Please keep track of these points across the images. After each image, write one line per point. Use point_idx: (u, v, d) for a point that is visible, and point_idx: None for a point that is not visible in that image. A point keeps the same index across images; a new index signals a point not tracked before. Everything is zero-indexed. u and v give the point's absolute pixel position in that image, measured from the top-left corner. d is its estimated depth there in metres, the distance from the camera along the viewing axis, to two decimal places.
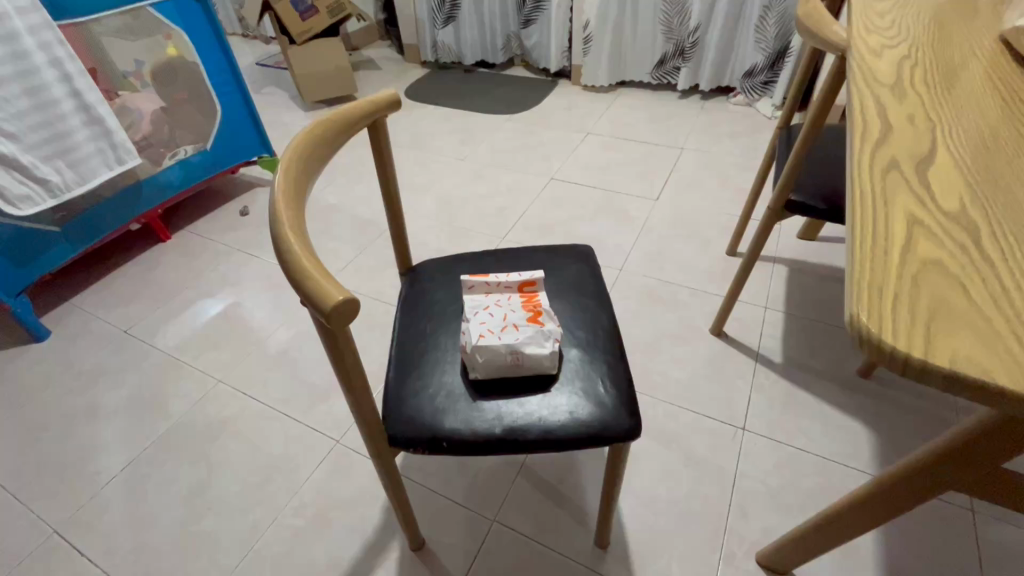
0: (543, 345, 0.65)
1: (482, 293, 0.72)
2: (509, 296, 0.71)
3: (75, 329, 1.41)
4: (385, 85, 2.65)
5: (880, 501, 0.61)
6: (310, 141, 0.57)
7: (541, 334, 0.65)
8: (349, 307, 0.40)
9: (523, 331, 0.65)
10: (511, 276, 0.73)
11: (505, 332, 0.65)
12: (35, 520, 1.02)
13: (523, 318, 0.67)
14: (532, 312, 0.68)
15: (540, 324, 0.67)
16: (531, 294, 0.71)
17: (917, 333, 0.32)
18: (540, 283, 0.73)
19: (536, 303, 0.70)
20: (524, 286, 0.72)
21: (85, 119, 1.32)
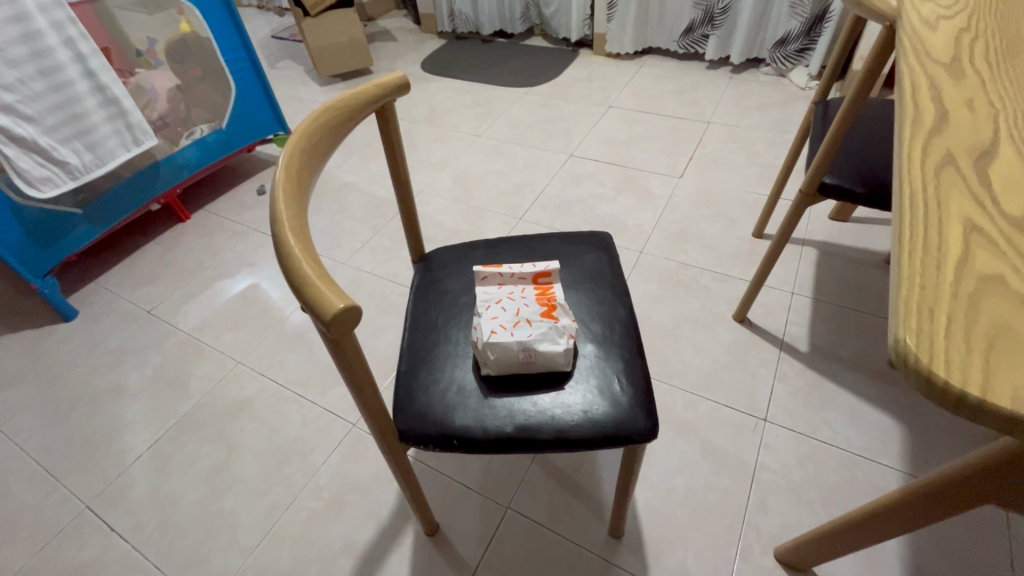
0: (557, 342, 0.63)
1: (494, 284, 0.69)
2: (523, 288, 0.69)
3: (100, 309, 1.44)
4: (401, 57, 2.59)
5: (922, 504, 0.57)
6: (314, 131, 0.54)
7: (555, 330, 0.63)
8: (350, 314, 0.38)
9: (536, 328, 0.63)
10: (525, 267, 0.70)
11: (516, 328, 0.63)
12: (67, 496, 1.06)
13: (536, 313, 0.65)
14: (546, 306, 0.66)
15: (554, 320, 0.64)
16: (546, 286, 0.68)
17: (974, 365, 0.28)
18: (555, 275, 0.69)
19: (551, 296, 0.67)
20: (540, 277, 0.69)
21: (101, 100, 1.32)
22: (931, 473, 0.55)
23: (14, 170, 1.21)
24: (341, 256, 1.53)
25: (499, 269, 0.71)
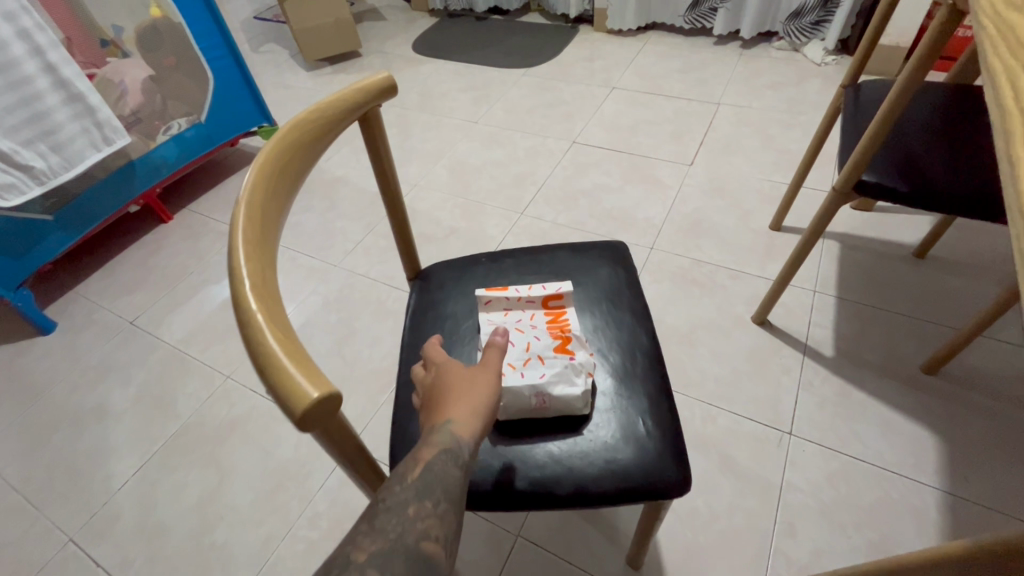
0: (573, 383, 0.56)
1: (502, 314, 0.63)
2: (534, 318, 0.62)
3: (80, 321, 1.36)
4: (391, 37, 2.45)
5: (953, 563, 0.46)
6: (282, 154, 0.45)
7: (572, 369, 0.56)
8: (329, 403, 0.31)
9: (549, 365, 0.56)
10: (533, 290, 0.63)
11: (527, 367, 0.56)
12: (50, 528, 1.00)
13: (548, 348, 0.58)
14: (561, 339, 0.59)
15: (570, 356, 0.57)
16: (559, 316, 0.62)
17: None
18: (569, 303, 0.63)
19: (566, 328, 0.61)
20: (552, 306, 0.63)
21: (65, 96, 1.21)
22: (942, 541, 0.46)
23: None
24: (333, 258, 1.44)
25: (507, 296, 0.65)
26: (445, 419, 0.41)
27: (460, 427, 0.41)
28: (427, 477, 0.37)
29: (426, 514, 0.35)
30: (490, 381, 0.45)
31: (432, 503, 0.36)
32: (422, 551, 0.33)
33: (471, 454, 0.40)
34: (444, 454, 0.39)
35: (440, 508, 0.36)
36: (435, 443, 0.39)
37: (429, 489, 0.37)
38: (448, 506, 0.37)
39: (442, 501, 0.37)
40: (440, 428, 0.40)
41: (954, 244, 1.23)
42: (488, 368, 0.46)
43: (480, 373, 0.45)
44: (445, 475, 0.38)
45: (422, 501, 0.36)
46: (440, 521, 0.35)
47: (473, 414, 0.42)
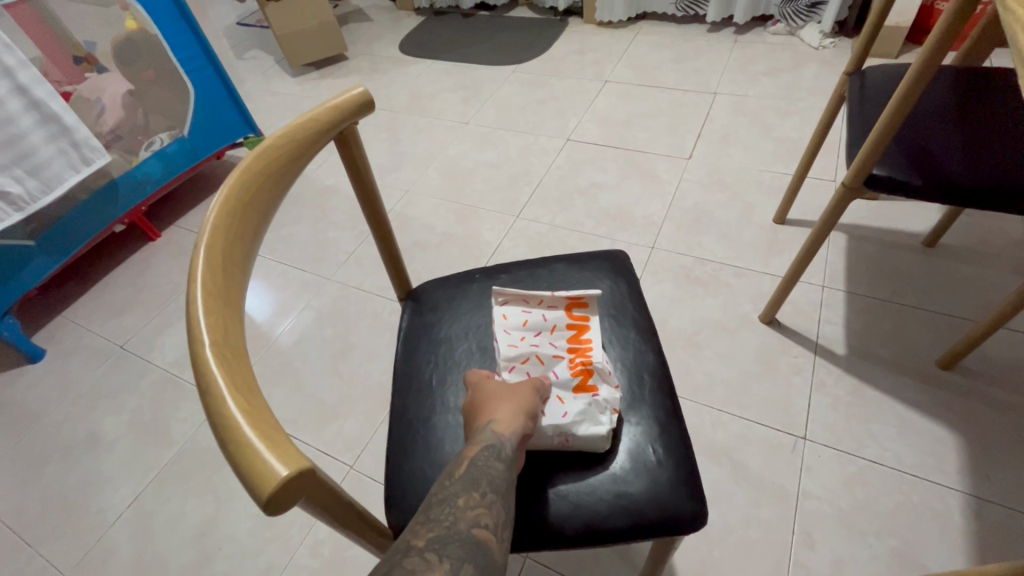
0: (598, 426, 0.53)
1: (519, 334, 0.58)
2: (554, 343, 0.58)
3: (69, 346, 1.33)
4: (377, 38, 2.40)
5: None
6: (247, 188, 0.42)
7: (596, 408, 0.53)
8: (299, 481, 0.27)
9: (572, 405, 0.53)
10: (557, 294, 0.60)
11: (550, 406, 0.53)
12: (44, 565, 0.97)
13: (569, 387, 0.55)
14: (583, 375, 0.56)
15: (594, 397, 0.54)
16: (582, 343, 0.58)
17: None
18: (592, 326, 0.60)
19: (588, 357, 0.57)
20: (574, 328, 0.59)
21: (38, 117, 1.17)
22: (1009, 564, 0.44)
23: None
24: (325, 270, 1.40)
25: (524, 308, 0.60)
26: (489, 425, 0.46)
27: (501, 431, 0.45)
28: (474, 470, 0.39)
29: (479, 499, 0.36)
30: (529, 402, 0.50)
31: (482, 491, 0.37)
32: (478, 532, 0.33)
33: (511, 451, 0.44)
34: (489, 452, 0.42)
35: (491, 494, 0.38)
36: (480, 441, 0.43)
37: (478, 480, 0.39)
38: (497, 495, 0.38)
39: (492, 491, 0.38)
40: (484, 429, 0.45)
41: (965, 230, 1.19)
42: (526, 388, 0.52)
43: (519, 392, 0.51)
44: (490, 467, 0.40)
45: (473, 488, 0.37)
46: (490, 507, 0.36)
47: (512, 423, 0.47)
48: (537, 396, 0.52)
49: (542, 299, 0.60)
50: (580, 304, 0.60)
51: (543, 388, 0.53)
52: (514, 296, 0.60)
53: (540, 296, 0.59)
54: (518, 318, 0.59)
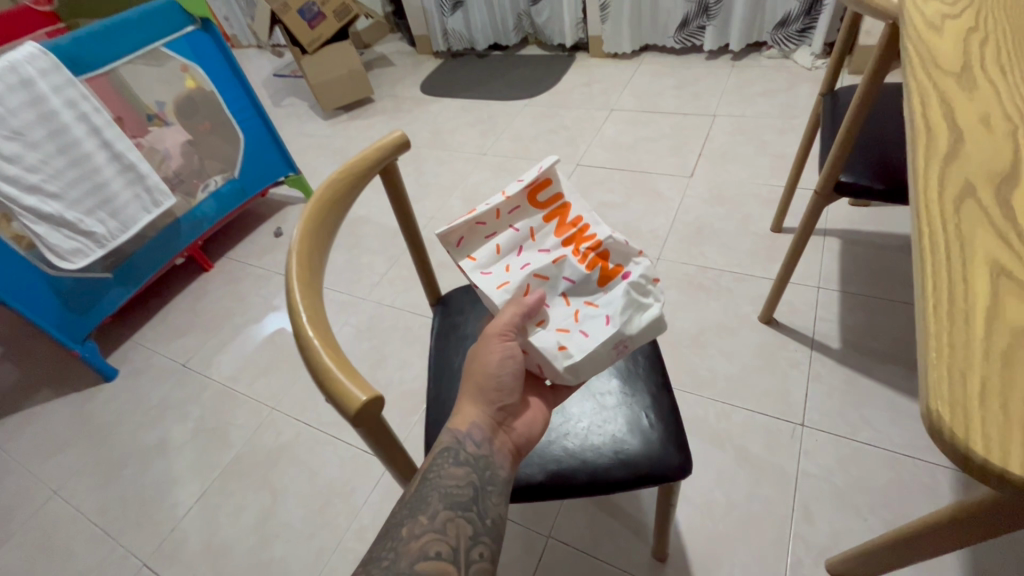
0: (646, 308, 0.52)
1: (499, 265, 0.54)
2: (543, 247, 0.54)
3: (138, 365, 1.50)
4: (400, 81, 2.61)
5: (977, 520, 0.51)
6: (322, 208, 0.56)
7: (631, 296, 0.51)
8: (375, 403, 0.39)
9: (610, 303, 0.52)
10: (511, 190, 0.54)
11: (587, 324, 0.51)
12: (126, 553, 1.11)
13: (593, 286, 0.53)
14: (599, 263, 0.53)
15: (624, 281, 0.52)
16: (574, 225, 0.54)
17: (1014, 436, 0.26)
18: (572, 201, 0.55)
19: (587, 239, 0.54)
20: (554, 218, 0.55)
21: (119, 167, 1.37)
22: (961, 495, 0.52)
23: (45, 246, 1.26)
24: (361, 291, 1.55)
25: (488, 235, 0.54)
26: (449, 423, 0.50)
27: (458, 428, 0.48)
28: (426, 489, 0.45)
29: (426, 525, 0.42)
30: (491, 369, 0.50)
31: (429, 515, 0.43)
32: (420, 566, 0.40)
33: (473, 447, 0.48)
34: (447, 459, 0.47)
35: (443, 514, 0.43)
36: (436, 449, 0.48)
37: (426, 501, 0.44)
38: (449, 513, 0.44)
39: (444, 509, 0.44)
40: (442, 430, 0.49)
41: None
42: (488, 343, 0.50)
43: (480, 352, 0.50)
44: (444, 481, 0.46)
45: (419, 513, 0.43)
46: (440, 533, 0.42)
47: (473, 410, 0.49)
48: (503, 339, 0.50)
49: (500, 210, 0.54)
50: (539, 186, 0.54)
51: (519, 316, 0.50)
52: (467, 229, 0.53)
53: (493, 209, 0.53)
54: (488, 250, 0.54)
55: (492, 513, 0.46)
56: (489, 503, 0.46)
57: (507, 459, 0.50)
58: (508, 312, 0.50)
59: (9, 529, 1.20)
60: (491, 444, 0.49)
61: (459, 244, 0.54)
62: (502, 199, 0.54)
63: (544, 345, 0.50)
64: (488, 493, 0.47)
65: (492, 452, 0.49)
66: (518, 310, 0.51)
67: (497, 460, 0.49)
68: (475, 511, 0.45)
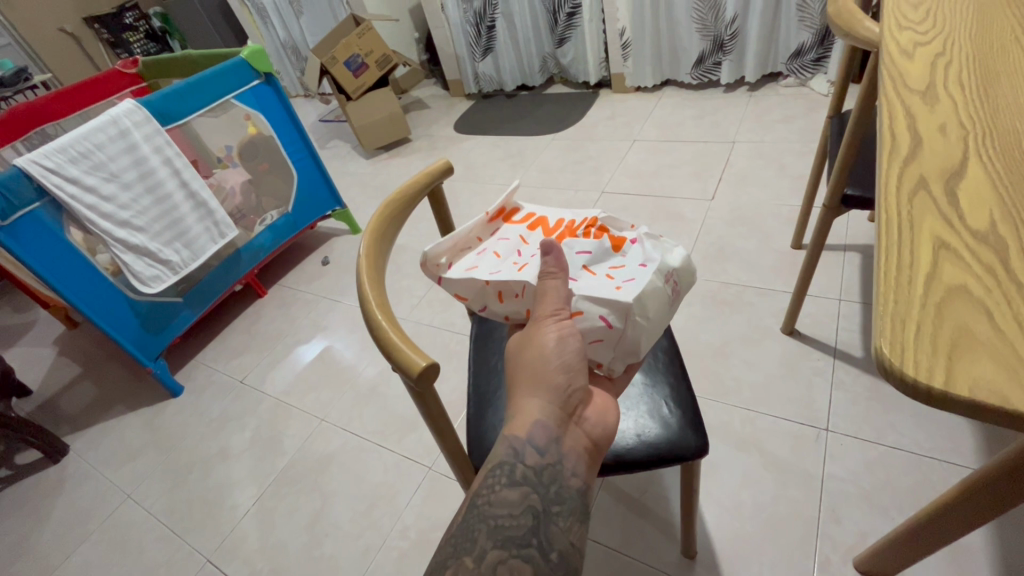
0: (671, 253, 0.57)
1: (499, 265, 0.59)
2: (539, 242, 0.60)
3: (201, 382, 1.64)
4: (435, 122, 2.81)
5: (981, 496, 0.58)
6: (385, 218, 0.65)
7: (650, 243, 0.56)
8: (432, 370, 0.48)
9: (636, 257, 0.55)
10: (486, 212, 0.63)
11: (626, 274, 0.54)
12: (191, 550, 1.21)
13: (610, 251, 0.57)
14: (604, 233, 0.58)
15: (637, 243, 0.56)
16: (557, 222, 0.62)
17: (939, 363, 0.32)
18: (543, 212, 0.64)
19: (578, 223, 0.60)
20: (536, 224, 0.63)
21: (193, 204, 1.55)
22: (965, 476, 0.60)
23: (131, 273, 1.43)
24: (401, 312, 1.67)
25: (475, 251, 0.62)
26: (505, 433, 0.48)
27: (515, 438, 0.48)
28: (474, 520, 0.44)
29: (472, 571, 0.40)
30: (553, 353, 0.49)
31: (476, 558, 0.41)
32: None
33: (532, 460, 0.47)
34: (501, 479, 0.46)
35: (492, 556, 0.42)
36: (490, 467, 0.47)
37: (475, 535, 0.43)
38: (501, 554, 0.42)
39: (494, 549, 0.42)
40: (498, 441, 0.48)
41: None
42: (541, 325, 0.50)
43: (534, 337, 0.50)
44: (496, 510, 0.45)
45: (466, 554, 0.42)
46: None
47: (533, 412, 0.48)
48: (555, 318, 0.51)
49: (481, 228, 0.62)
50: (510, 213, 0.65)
51: (561, 287, 0.52)
52: (450, 249, 0.60)
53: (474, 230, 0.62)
54: (485, 258, 0.60)
55: (556, 544, 0.44)
56: (551, 530, 0.45)
57: (577, 461, 0.49)
58: (548, 284, 0.51)
59: (88, 528, 1.32)
60: (556, 449, 0.48)
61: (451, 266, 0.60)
62: (480, 223, 0.62)
63: (598, 296, 0.51)
64: (552, 516, 0.45)
65: (555, 460, 0.48)
66: (559, 279, 0.52)
67: (565, 466, 0.48)
68: (535, 546, 0.43)
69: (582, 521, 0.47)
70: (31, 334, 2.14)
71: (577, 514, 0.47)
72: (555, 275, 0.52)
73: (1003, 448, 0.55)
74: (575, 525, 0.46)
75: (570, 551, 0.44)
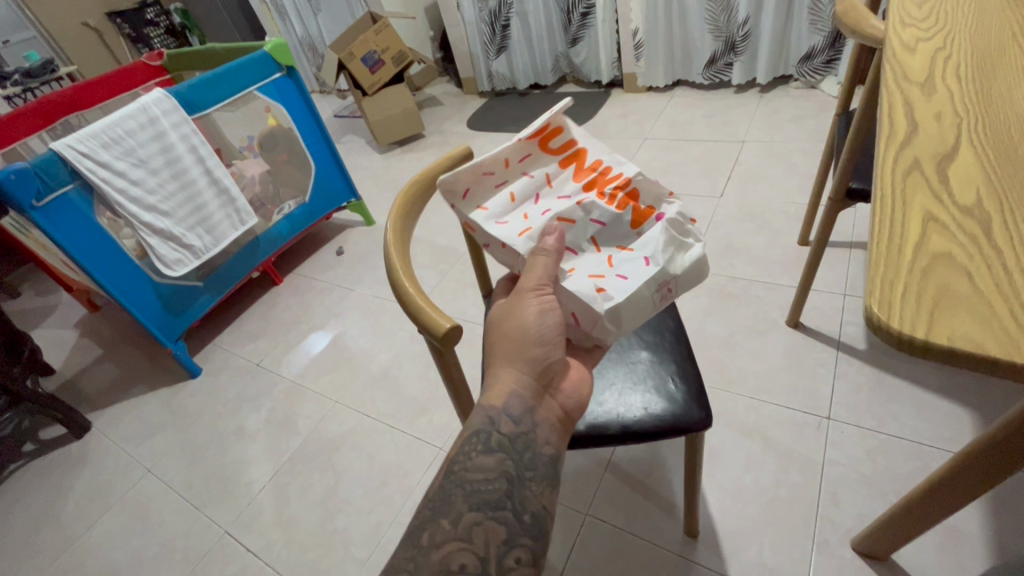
0: (684, 246, 0.58)
1: (515, 214, 0.58)
2: (561, 191, 0.59)
3: (218, 365, 1.69)
4: (448, 118, 2.86)
5: (977, 468, 0.61)
6: (406, 200, 0.68)
7: (665, 233, 0.57)
8: (455, 332, 0.51)
9: (644, 246, 0.57)
10: (523, 131, 0.57)
11: (624, 267, 0.56)
12: (210, 522, 1.25)
13: (626, 229, 0.58)
14: (631, 203, 0.58)
15: (659, 220, 0.58)
16: (594, 168, 0.59)
17: (921, 317, 0.35)
18: (585, 145, 0.60)
19: (610, 180, 0.58)
20: (571, 162, 0.60)
21: (216, 191, 1.60)
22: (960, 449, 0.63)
23: (156, 256, 1.49)
24: None
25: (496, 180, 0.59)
26: (482, 401, 0.52)
27: (491, 407, 0.51)
28: (451, 485, 0.48)
29: (449, 532, 0.45)
30: (531, 326, 0.53)
31: (453, 520, 0.46)
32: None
33: (507, 428, 0.51)
34: (477, 445, 0.50)
35: (469, 517, 0.46)
36: (467, 435, 0.51)
37: (450, 502, 0.47)
38: (476, 517, 0.46)
39: (470, 511, 0.46)
40: (475, 411, 0.52)
41: None
42: (523, 297, 0.53)
43: (515, 309, 0.53)
44: (472, 476, 0.48)
45: (443, 518, 0.46)
46: (466, 541, 0.44)
47: (509, 382, 0.52)
48: (537, 293, 0.53)
49: (511, 155, 0.58)
50: (550, 135, 0.59)
51: (551, 264, 0.54)
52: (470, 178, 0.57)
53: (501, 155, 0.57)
54: (501, 199, 0.59)
55: (529, 507, 0.48)
56: (524, 495, 0.49)
57: (550, 431, 0.53)
58: (538, 260, 0.54)
59: (109, 500, 1.37)
60: (530, 418, 0.51)
61: (466, 198, 0.58)
62: (512, 146, 0.57)
63: (584, 290, 0.54)
64: (525, 481, 0.50)
65: (529, 428, 0.51)
66: (550, 257, 0.54)
67: (538, 435, 0.52)
68: (509, 508, 0.47)
69: (553, 485, 0.51)
70: (54, 316, 2.21)
71: (549, 480, 0.51)
72: (546, 254, 0.54)
73: (997, 419, 0.57)
74: (547, 489, 0.50)
75: (542, 513, 0.49)
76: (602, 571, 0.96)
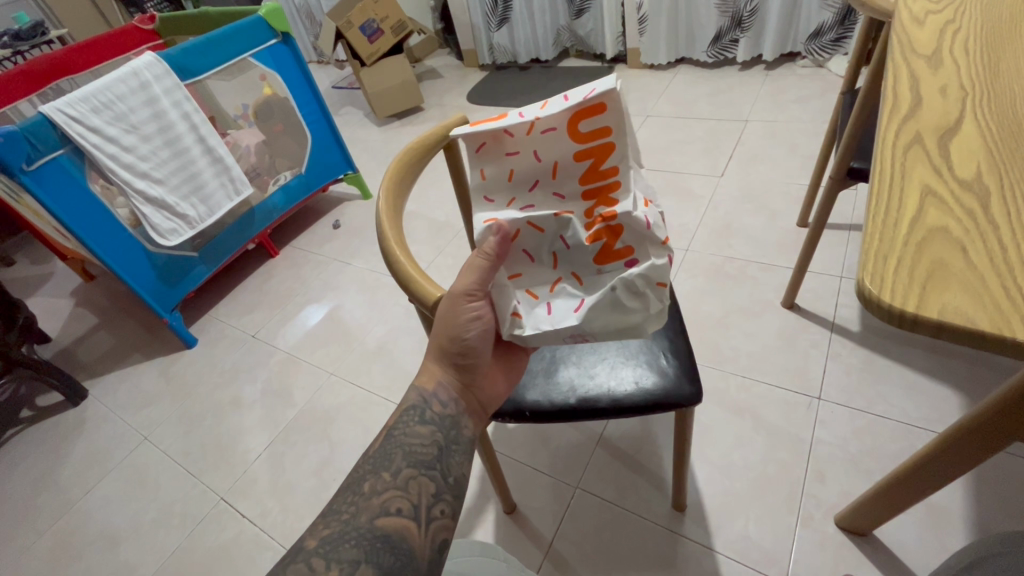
0: (627, 310, 0.47)
1: (507, 195, 0.51)
2: (559, 190, 0.50)
3: (214, 335, 1.70)
4: (448, 91, 2.80)
5: (967, 446, 0.61)
6: (399, 169, 0.66)
7: (623, 283, 0.47)
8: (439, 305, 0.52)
9: (591, 289, 0.48)
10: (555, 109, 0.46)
11: (558, 300, 0.49)
12: (206, 489, 1.27)
13: (589, 259, 0.49)
14: (607, 237, 0.48)
15: (628, 265, 0.47)
16: (606, 176, 0.48)
17: (913, 292, 0.35)
18: (617, 142, 0.47)
19: (609, 203, 0.48)
20: (587, 158, 0.48)
21: (210, 160, 1.57)
22: (945, 429, 0.63)
23: (149, 224, 1.47)
24: None
25: (507, 150, 0.49)
26: (416, 381, 0.55)
27: (424, 389, 0.54)
28: (391, 445, 0.51)
29: (388, 483, 0.49)
30: (457, 327, 0.51)
31: (392, 473, 0.49)
32: (378, 523, 0.46)
33: (439, 408, 0.54)
34: (414, 417, 0.53)
35: (406, 472, 0.50)
36: (403, 408, 0.53)
37: (388, 459, 0.50)
38: (412, 472, 0.50)
39: (407, 467, 0.50)
40: (409, 389, 0.55)
41: None
42: (455, 304, 0.50)
43: (447, 314, 0.51)
44: (409, 440, 0.51)
45: (383, 471, 0.49)
46: (402, 490, 0.49)
47: (436, 372, 0.55)
48: (469, 299, 0.50)
49: (530, 128, 0.47)
50: (584, 116, 0.46)
51: (487, 272, 0.48)
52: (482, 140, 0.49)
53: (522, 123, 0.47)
54: (500, 172, 0.50)
55: (454, 471, 0.52)
56: (451, 461, 0.52)
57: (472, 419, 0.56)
58: (475, 261, 0.48)
59: (105, 467, 1.39)
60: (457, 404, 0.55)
61: (479, 151, 0.50)
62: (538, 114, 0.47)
63: (503, 304, 0.49)
64: (451, 450, 0.53)
65: (456, 411, 0.55)
66: (488, 266, 0.48)
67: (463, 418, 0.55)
68: (438, 469, 0.51)
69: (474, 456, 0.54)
70: (48, 285, 2.20)
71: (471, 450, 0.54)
72: (485, 257, 0.48)
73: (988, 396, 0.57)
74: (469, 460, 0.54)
75: (464, 479, 0.52)
76: (589, 543, 0.98)
